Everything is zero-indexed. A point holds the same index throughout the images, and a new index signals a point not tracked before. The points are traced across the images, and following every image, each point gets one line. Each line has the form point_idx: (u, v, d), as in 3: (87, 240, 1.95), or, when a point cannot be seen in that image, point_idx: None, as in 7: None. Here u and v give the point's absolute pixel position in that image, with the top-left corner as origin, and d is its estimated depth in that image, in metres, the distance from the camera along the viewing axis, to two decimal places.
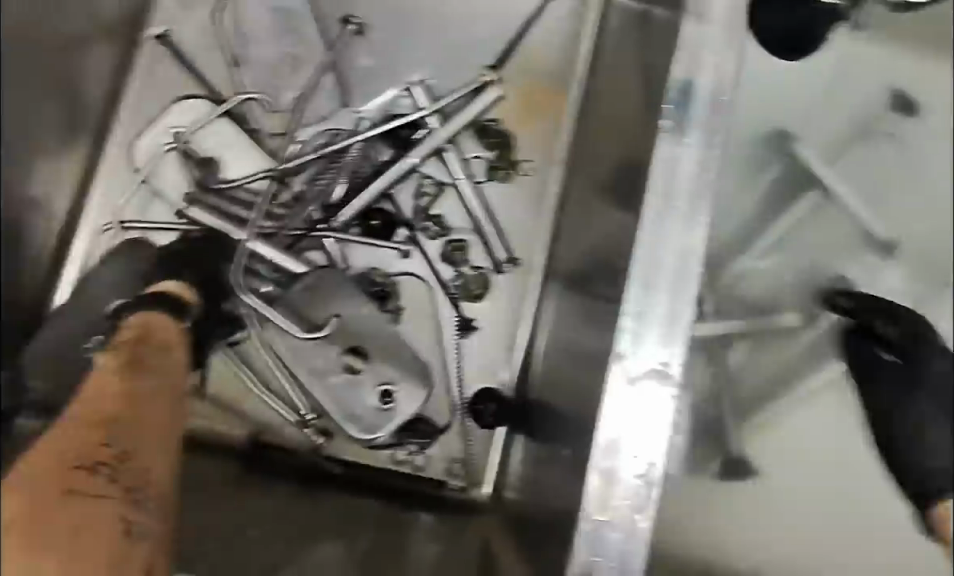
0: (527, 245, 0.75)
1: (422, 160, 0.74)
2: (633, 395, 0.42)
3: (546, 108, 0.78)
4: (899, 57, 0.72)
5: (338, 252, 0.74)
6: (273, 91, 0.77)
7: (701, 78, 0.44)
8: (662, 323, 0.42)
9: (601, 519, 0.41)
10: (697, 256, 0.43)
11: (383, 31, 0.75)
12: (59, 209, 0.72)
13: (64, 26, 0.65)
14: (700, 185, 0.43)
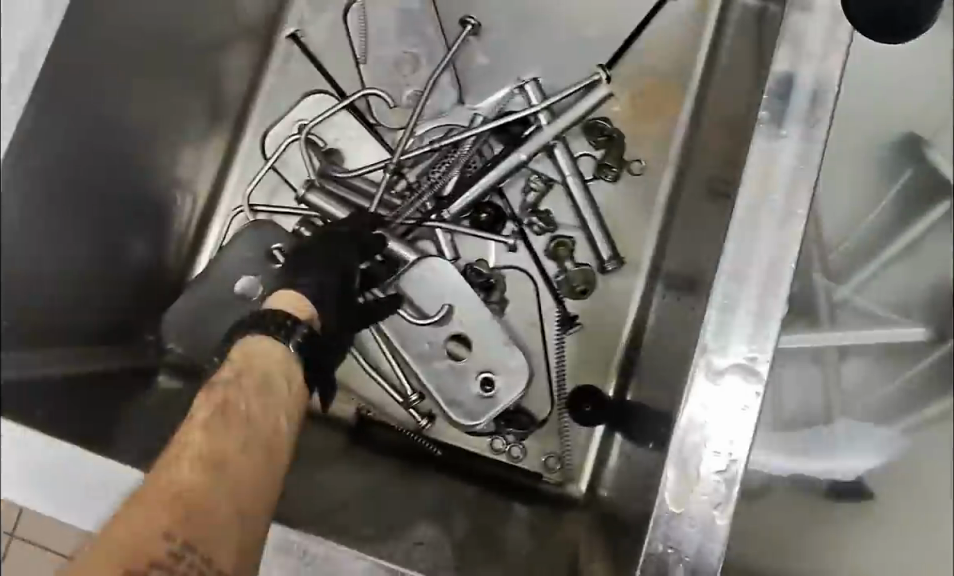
0: (634, 245, 0.76)
1: (530, 155, 0.75)
2: (716, 390, 0.44)
3: (661, 108, 0.77)
4: None
5: (448, 244, 0.76)
6: (393, 87, 0.80)
7: (803, 73, 0.47)
8: (747, 320, 0.45)
9: (678, 510, 0.44)
10: (792, 251, 0.45)
11: (504, 32, 0.81)
12: (199, 194, 0.80)
13: (196, 24, 0.72)
14: (799, 175, 0.46)
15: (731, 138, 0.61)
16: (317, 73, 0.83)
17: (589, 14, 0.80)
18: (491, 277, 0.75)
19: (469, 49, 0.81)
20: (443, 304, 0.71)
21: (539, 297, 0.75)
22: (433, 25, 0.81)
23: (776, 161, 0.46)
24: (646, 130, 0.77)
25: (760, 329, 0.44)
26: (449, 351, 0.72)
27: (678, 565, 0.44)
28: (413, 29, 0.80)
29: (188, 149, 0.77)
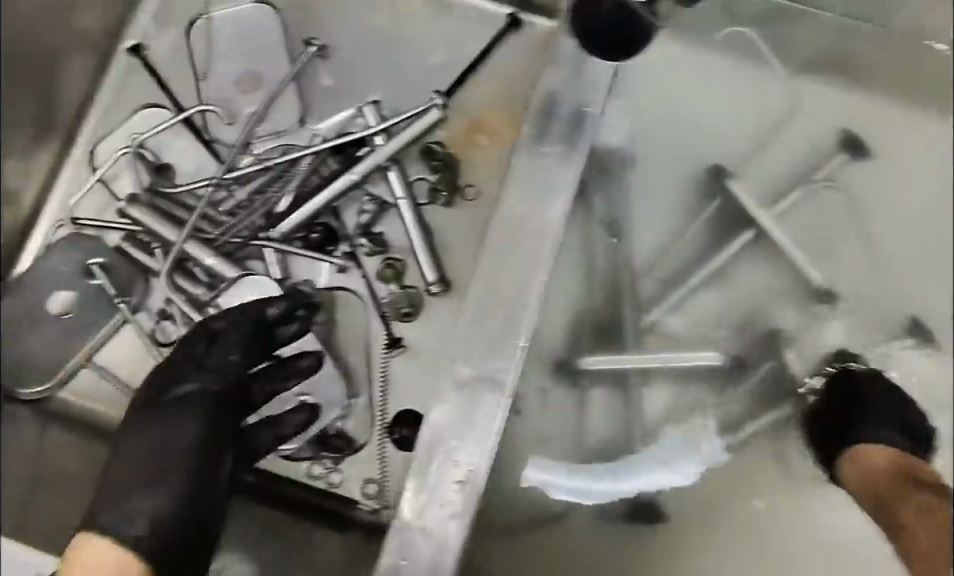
0: (460, 267, 0.75)
1: (364, 176, 0.74)
2: (460, 398, 0.56)
3: (497, 134, 0.78)
4: (840, 105, 0.74)
5: (278, 263, 0.75)
6: (231, 103, 0.79)
7: (559, 105, 0.61)
8: (492, 338, 0.57)
9: (409, 526, 0.54)
10: (541, 269, 0.58)
11: (348, 57, 0.81)
12: (22, 199, 0.78)
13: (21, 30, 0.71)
14: (543, 186, 0.59)
15: None
16: (156, 87, 0.81)
17: (431, 43, 0.81)
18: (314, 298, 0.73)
19: (313, 70, 0.81)
20: None
21: (368, 318, 0.74)
22: (280, 43, 0.80)
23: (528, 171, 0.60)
24: (482, 156, 0.78)
25: (507, 336, 0.57)
26: None
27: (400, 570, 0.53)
28: (256, 46, 0.80)
29: None
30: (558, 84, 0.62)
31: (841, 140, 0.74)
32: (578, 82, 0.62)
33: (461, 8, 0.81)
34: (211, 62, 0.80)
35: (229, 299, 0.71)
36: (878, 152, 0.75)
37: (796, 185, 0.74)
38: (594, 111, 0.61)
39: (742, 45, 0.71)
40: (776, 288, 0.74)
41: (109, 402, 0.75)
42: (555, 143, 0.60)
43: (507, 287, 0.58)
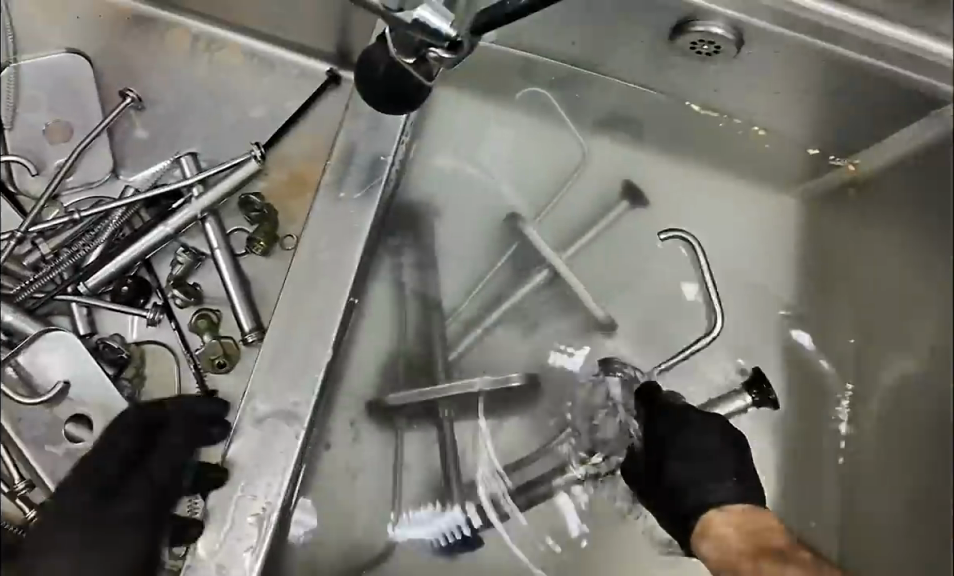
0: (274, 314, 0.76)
1: (178, 228, 0.73)
2: (257, 429, 0.58)
3: (315, 185, 0.81)
4: (625, 158, 0.82)
5: (84, 317, 0.73)
6: (39, 154, 0.78)
7: (358, 153, 0.65)
8: (292, 373, 0.59)
9: (205, 559, 0.55)
10: (340, 305, 0.61)
11: (165, 108, 0.82)
12: None
13: None
14: (344, 230, 0.62)
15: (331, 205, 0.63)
16: None
17: (251, 96, 0.83)
18: (125, 352, 0.71)
19: (127, 121, 0.80)
20: (57, 381, 0.66)
21: (180, 370, 0.73)
22: (93, 95, 0.80)
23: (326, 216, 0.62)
24: (299, 208, 0.80)
25: (305, 369, 0.59)
26: (66, 433, 0.67)
27: None
28: (68, 97, 0.79)
29: None
30: (358, 137, 0.65)
31: (628, 191, 0.82)
32: (377, 137, 0.65)
33: (280, 63, 0.84)
34: (18, 112, 0.78)
35: (33, 359, 0.67)
36: (666, 200, 0.82)
37: (593, 231, 0.80)
38: (387, 162, 0.65)
39: (528, 108, 0.80)
40: (579, 327, 0.79)
41: None
42: (351, 193, 0.63)
43: (310, 312, 0.60)
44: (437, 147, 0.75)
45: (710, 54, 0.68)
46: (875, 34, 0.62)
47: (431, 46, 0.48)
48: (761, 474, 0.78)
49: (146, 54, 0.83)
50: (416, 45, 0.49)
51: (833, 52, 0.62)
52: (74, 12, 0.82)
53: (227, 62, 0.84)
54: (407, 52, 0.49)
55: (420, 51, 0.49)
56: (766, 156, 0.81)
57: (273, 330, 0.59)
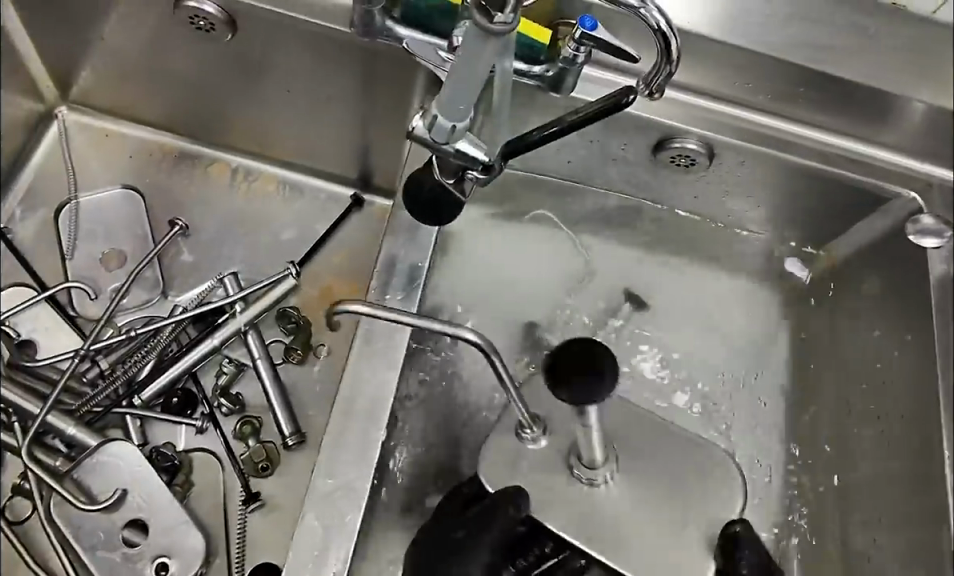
0: (310, 417, 0.82)
1: (223, 341, 0.80)
2: (322, 505, 0.58)
3: (343, 298, 0.88)
4: (631, 261, 0.89)
5: (137, 429, 0.79)
6: (96, 280, 0.85)
7: (400, 263, 0.67)
8: (352, 453, 0.60)
9: None
10: (390, 394, 0.62)
11: (209, 233, 0.90)
12: None
13: None
14: (394, 327, 0.65)
15: None
16: (19, 266, 0.85)
17: (284, 219, 0.92)
18: (176, 459, 0.77)
19: (175, 247, 0.89)
20: (116, 488, 0.72)
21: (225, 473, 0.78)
22: (146, 225, 0.89)
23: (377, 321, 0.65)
24: (328, 320, 0.86)
25: (363, 453, 0.60)
26: (123, 538, 0.71)
27: None
28: (123, 228, 0.88)
29: None
30: (397, 249, 0.67)
31: (627, 296, 0.88)
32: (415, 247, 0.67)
33: (310, 188, 0.94)
34: (78, 244, 0.86)
35: (94, 468, 0.73)
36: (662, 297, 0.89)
37: (604, 329, 0.86)
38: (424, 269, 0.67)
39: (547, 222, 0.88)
40: None
41: None
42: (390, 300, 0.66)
43: (359, 408, 0.62)
44: (446, 269, 0.83)
45: (687, 167, 0.79)
46: (820, 144, 0.77)
47: (468, 168, 0.55)
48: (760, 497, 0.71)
49: (191, 186, 0.93)
50: (454, 169, 0.55)
51: (787, 159, 0.76)
52: (127, 153, 0.93)
53: (264, 190, 0.93)
54: (442, 174, 0.56)
55: (459, 172, 0.55)
56: (745, 254, 0.89)
57: (333, 415, 0.61)
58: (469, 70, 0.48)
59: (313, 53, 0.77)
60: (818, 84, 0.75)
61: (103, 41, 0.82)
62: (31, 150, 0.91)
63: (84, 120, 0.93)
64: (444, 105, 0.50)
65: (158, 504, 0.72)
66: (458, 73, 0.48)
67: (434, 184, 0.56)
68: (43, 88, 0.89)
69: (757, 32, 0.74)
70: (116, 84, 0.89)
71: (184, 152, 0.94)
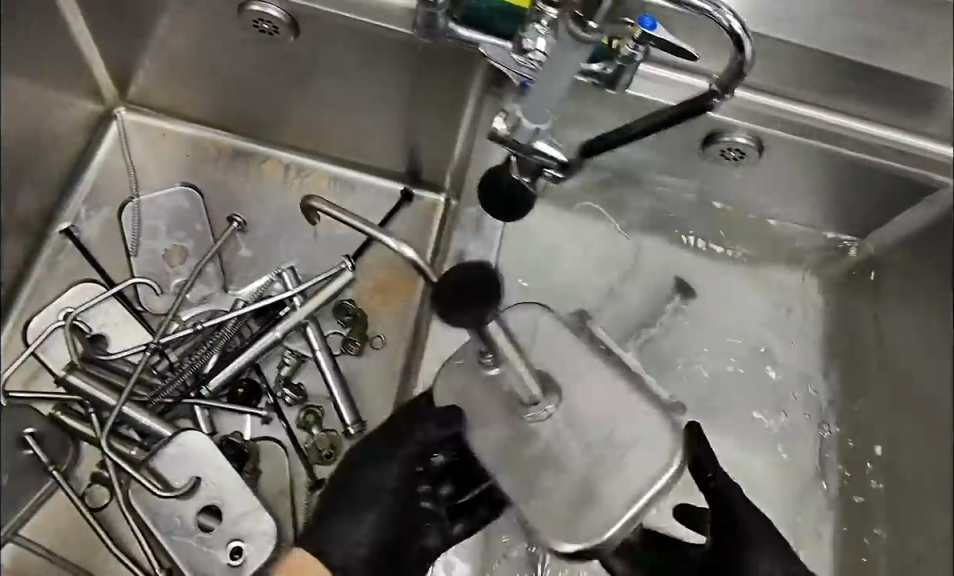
0: (370, 408, 0.85)
1: (285, 334, 0.83)
2: None
3: (396, 290, 0.90)
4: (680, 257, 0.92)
5: (205, 419, 0.82)
6: (160, 276, 0.89)
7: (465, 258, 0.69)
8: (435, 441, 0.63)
9: None
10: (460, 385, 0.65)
11: (266, 228, 0.93)
12: None
13: None
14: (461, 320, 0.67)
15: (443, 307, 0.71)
16: (86, 263, 0.89)
17: (338, 215, 0.95)
18: (244, 447, 0.80)
19: (234, 243, 0.91)
20: (189, 475, 0.75)
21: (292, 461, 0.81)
22: (204, 221, 0.92)
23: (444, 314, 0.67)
24: (383, 313, 0.89)
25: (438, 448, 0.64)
26: (198, 523, 0.74)
27: None
28: (184, 225, 0.91)
29: None
30: (462, 244, 0.69)
31: (678, 284, 0.88)
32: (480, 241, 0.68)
33: (361, 184, 0.96)
34: (141, 240, 0.90)
35: (166, 458, 0.76)
36: (716, 290, 0.89)
37: (654, 317, 0.87)
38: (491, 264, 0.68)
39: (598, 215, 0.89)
40: None
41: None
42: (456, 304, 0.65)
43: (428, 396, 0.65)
44: (508, 257, 0.84)
45: (737, 160, 0.80)
46: (864, 135, 0.77)
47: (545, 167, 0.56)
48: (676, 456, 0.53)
49: (247, 183, 0.95)
50: (531, 169, 0.57)
51: (835, 151, 0.77)
52: (185, 152, 0.96)
53: (316, 187, 0.96)
54: (519, 172, 0.58)
55: (535, 170, 0.57)
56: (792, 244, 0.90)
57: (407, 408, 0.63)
58: (551, 75, 0.49)
59: (367, 52, 0.79)
60: (869, 78, 0.77)
61: (163, 42, 0.85)
62: (93, 150, 0.94)
63: (142, 120, 0.96)
64: (526, 109, 0.52)
65: (229, 490, 0.75)
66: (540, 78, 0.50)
67: (511, 182, 0.58)
68: (104, 89, 0.92)
69: (806, 27, 0.75)
70: (174, 84, 0.91)
71: (239, 150, 0.97)
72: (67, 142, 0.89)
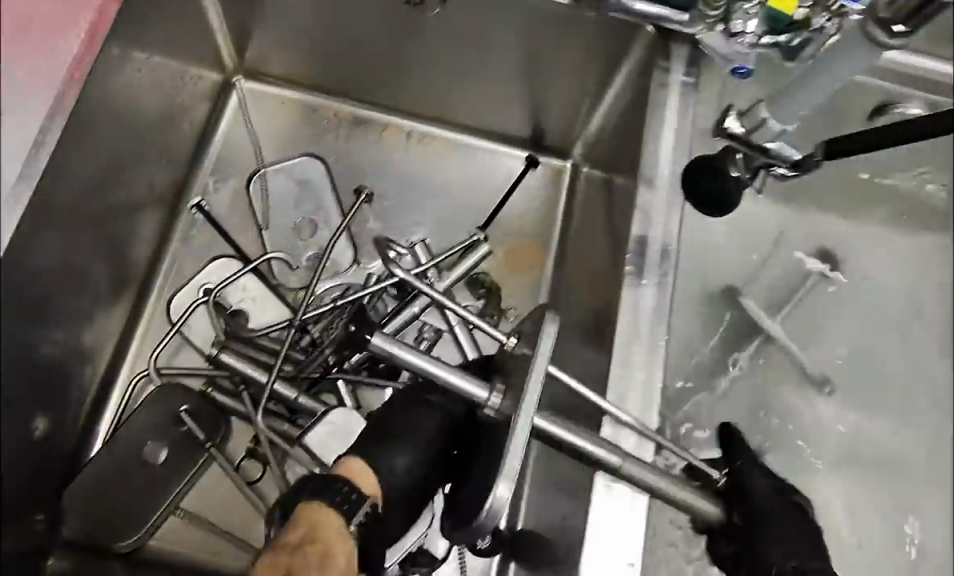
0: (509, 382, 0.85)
1: (422, 309, 0.82)
2: (609, 494, 0.56)
3: (528, 261, 0.89)
4: None
5: (348, 393, 0.83)
6: (293, 250, 0.89)
7: None
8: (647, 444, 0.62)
9: None
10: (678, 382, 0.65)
11: (392, 199, 0.92)
12: (108, 344, 0.84)
13: (117, 197, 0.79)
14: None
15: (607, 289, 0.70)
16: (219, 237, 0.90)
17: (464, 184, 0.93)
18: None
19: (362, 215, 0.91)
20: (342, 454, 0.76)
21: None
22: (329, 193, 0.91)
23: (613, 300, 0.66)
24: (515, 284, 0.88)
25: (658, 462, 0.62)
26: None
27: None
28: (311, 198, 0.91)
29: (106, 311, 0.83)
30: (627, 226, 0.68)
31: (824, 253, 0.82)
32: (663, 222, 0.60)
33: (485, 150, 0.94)
34: (271, 214, 0.90)
35: (319, 433, 0.77)
36: (875, 260, 0.84)
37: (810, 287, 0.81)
38: (675, 254, 0.59)
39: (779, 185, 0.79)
40: None
41: (205, 543, 0.82)
42: (643, 330, 0.56)
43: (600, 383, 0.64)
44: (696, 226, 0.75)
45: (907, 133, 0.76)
46: None
47: (773, 165, 0.56)
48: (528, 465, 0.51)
49: (369, 152, 0.94)
50: (757, 166, 0.56)
51: None
52: (306, 121, 0.94)
53: (438, 155, 0.94)
54: (739, 169, 0.57)
55: (756, 166, 0.56)
56: None
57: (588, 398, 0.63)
58: (823, 70, 0.51)
59: (500, 19, 0.75)
60: None
61: (284, 8, 0.82)
62: (215, 120, 0.93)
63: (262, 89, 0.95)
64: (785, 101, 0.53)
65: None
66: (794, 81, 0.53)
67: (729, 179, 0.57)
68: (224, 58, 0.91)
69: None
70: (294, 52, 0.89)
71: (359, 118, 0.95)
72: (192, 115, 0.89)
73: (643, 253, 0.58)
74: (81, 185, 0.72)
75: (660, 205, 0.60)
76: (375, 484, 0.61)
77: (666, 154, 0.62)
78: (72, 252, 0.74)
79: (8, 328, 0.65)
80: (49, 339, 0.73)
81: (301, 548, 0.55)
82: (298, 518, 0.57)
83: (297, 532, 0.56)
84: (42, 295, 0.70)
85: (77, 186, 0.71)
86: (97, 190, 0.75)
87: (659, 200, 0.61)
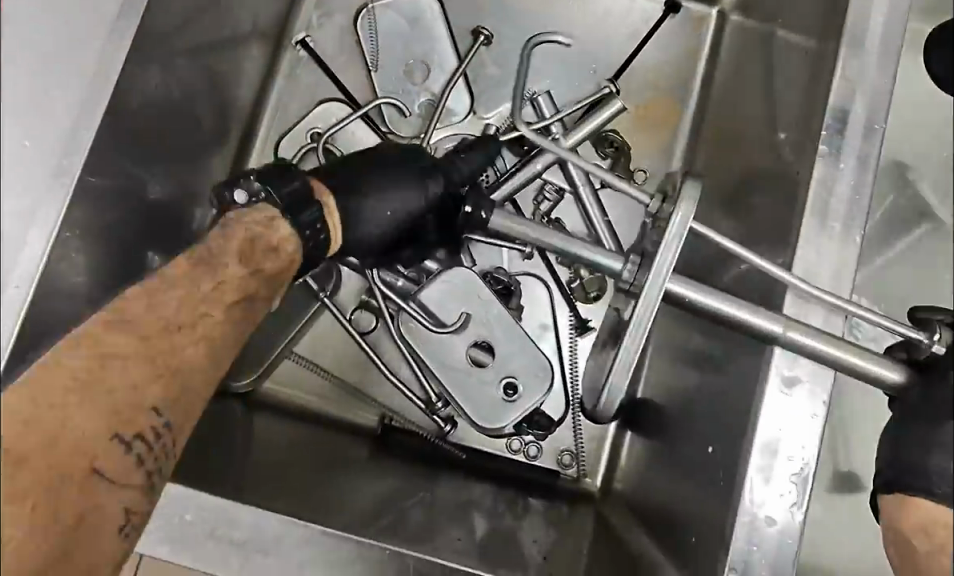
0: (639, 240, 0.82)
1: (545, 167, 0.74)
2: (785, 387, 0.53)
3: (661, 121, 0.82)
4: None
5: (467, 253, 0.80)
6: (406, 95, 0.83)
7: None
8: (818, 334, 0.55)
9: (753, 515, 0.51)
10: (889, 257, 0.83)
11: (512, 42, 0.84)
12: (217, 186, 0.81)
13: (225, 27, 0.73)
14: None
15: (760, 159, 0.65)
16: (328, 79, 0.84)
17: (595, 25, 0.83)
18: (510, 283, 0.79)
19: (480, 59, 0.84)
20: (462, 312, 0.74)
21: (556, 308, 0.81)
22: (444, 34, 0.83)
23: (777, 174, 0.61)
24: (647, 144, 0.82)
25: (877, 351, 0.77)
26: (471, 357, 0.75)
27: (691, 509, 0.59)
28: (425, 37, 0.83)
29: (213, 155, 0.79)
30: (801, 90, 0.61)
31: None
32: (868, 94, 0.54)
33: None
34: (382, 54, 0.83)
35: (436, 291, 0.75)
36: None
37: None
38: (880, 133, 0.54)
39: None
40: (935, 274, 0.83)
41: (321, 395, 0.83)
42: (837, 226, 0.53)
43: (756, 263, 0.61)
44: None
45: None
46: None
47: None
48: (639, 352, 0.50)
49: None
50: None
51: None
52: None
53: None
54: None
55: None
56: None
57: (750, 279, 0.60)
58: None
59: None
60: None
61: None
62: None
63: None
64: None
65: (498, 325, 0.75)
66: None
67: None
68: None
69: None
70: None
71: None
72: None
73: (842, 129, 0.54)
74: (192, 14, 0.66)
75: (870, 70, 0.54)
76: (338, 218, 0.58)
77: (879, 13, 0.55)
78: (184, 89, 0.69)
79: (126, 167, 0.63)
80: (160, 181, 0.70)
81: (254, 248, 0.53)
82: (274, 232, 0.53)
83: (267, 243, 0.53)
84: (155, 139, 0.66)
85: (188, 14, 0.65)
86: (207, 21, 0.69)
87: (868, 65, 0.54)
